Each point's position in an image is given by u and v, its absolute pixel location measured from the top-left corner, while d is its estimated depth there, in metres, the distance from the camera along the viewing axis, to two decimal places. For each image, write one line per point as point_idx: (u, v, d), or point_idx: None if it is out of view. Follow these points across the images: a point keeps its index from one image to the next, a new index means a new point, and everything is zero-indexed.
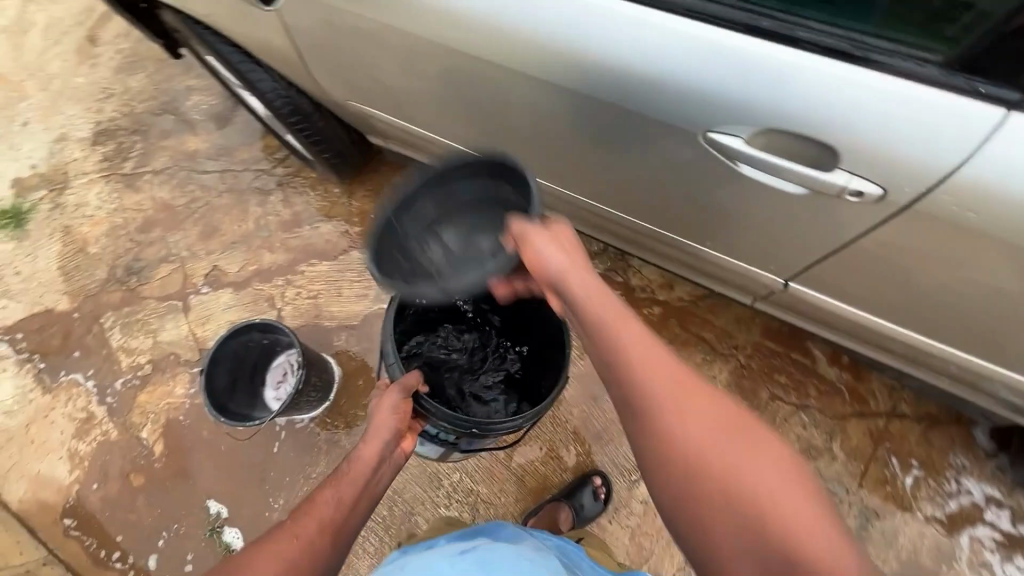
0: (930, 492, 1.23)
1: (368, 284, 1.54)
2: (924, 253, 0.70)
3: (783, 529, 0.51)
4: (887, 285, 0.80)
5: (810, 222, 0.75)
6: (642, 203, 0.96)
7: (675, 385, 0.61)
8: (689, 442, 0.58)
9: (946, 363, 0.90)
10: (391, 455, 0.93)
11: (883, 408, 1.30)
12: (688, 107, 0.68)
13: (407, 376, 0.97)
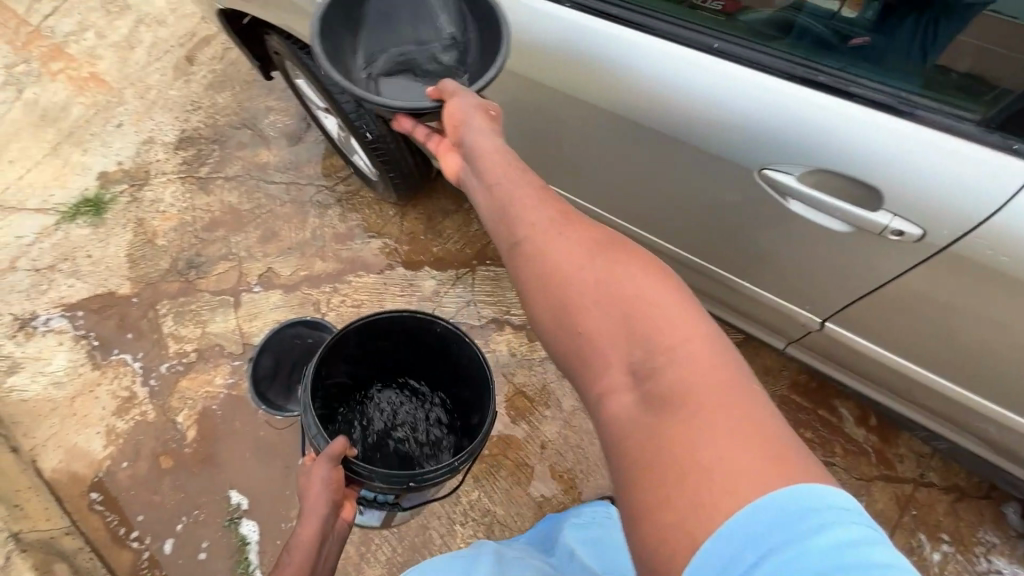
0: (958, 567, 1.20)
1: (409, 299, 1.61)
2: (960, 298, 0.74)
3: (634, 315, 0.56)
4: (922, 332, 0.83)
5: (852, 262, 0.80)
6: (684, 236, 1.01)
7: (551, 221, 0.67)
8: (560, 260, 0.63)
9: (980, 418, 0.92)
10: (334, 526, 0.92)
11: (910, 474, 1.29)
12: (744, 142, 0.75)
13: (333, 445, 0.93)
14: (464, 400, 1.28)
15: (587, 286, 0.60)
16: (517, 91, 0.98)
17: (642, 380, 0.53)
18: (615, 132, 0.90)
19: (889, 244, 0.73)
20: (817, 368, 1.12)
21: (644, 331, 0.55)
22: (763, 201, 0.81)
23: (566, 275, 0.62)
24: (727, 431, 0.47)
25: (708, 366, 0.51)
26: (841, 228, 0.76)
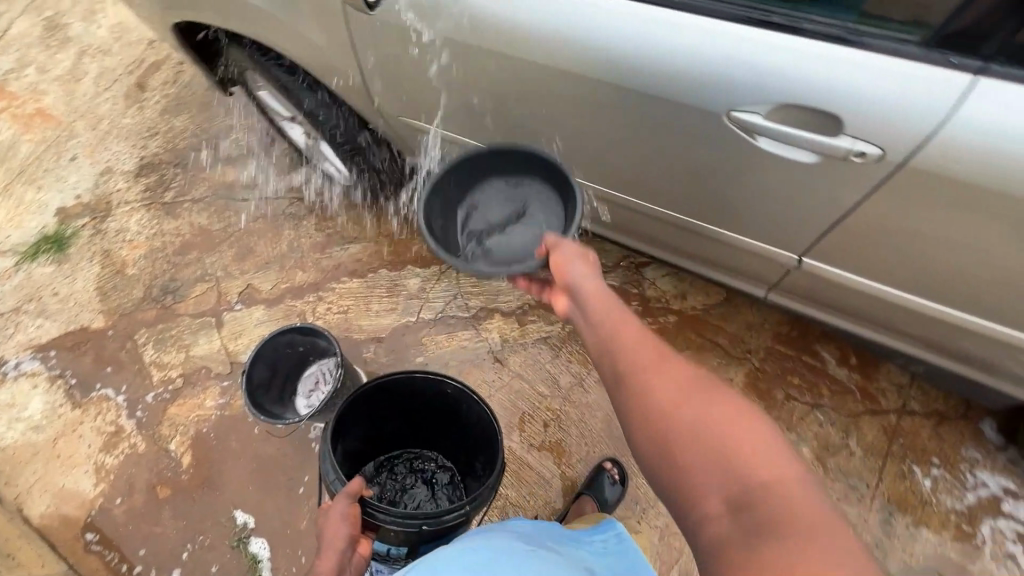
0: (947, 486, 1.27)
1: (396, 299, 1.61)
2: (923, 212, 0.80)
3: (740, 452, 0.55)
4: (893, 253, 0.89)
5: (821, 195, 0.86)
6: (662, 195, 1.05)
7: (650, 350, 0.67)
8: (660, 386, 0.62)
9: (952, 330, 0.99)
10: (349, 563, 0.91)
11: (893, 405, 1.36)
12: (712, 89, 0.80)
13: (352, 482, 0.97)
14: (469, 456, 1.29)
15: (686, 414, 0.59)
16: (486, 73, 0.99)
17: (745, 514, 0.51)
18: (588, 98, 0.93)
19: (854, 170, 0.79)
20: (799, 311, 1.17)
21: (749, 471, 0.53)
22: (733, 145, 0.86)
23: (667, 399, 0.61)
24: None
25: (814, 508, 0.50)
26: (809, 160, 0.81)
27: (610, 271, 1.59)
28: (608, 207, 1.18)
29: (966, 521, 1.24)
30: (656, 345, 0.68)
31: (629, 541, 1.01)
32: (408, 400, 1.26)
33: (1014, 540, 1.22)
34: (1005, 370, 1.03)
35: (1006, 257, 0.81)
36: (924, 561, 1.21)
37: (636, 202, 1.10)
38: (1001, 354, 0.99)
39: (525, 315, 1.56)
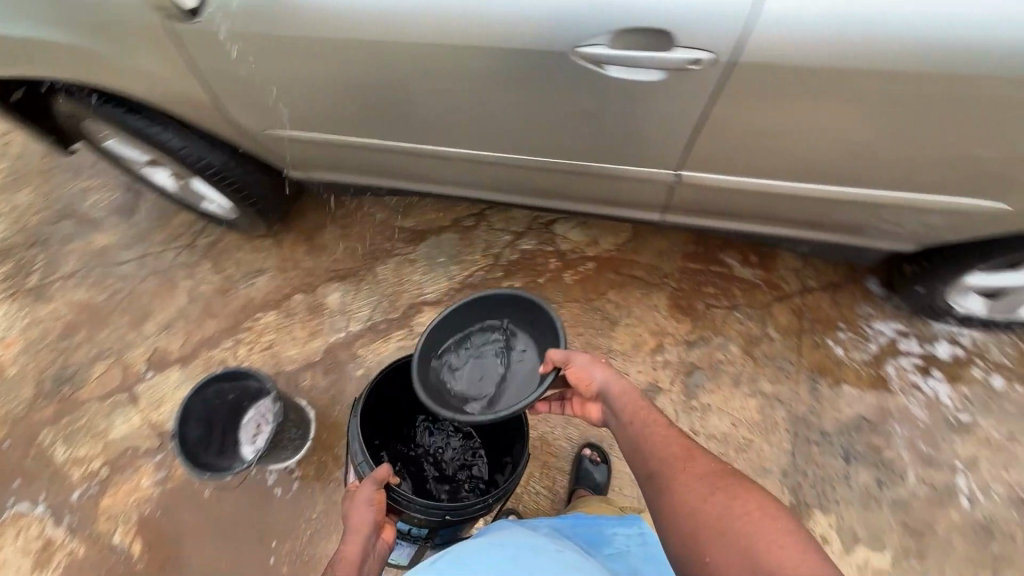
0: (853, 343, 1.44)
1: (319, 320, 1.56)
2: (763, 104, 0.89)
3: (763, 545, 0.65)
4: (752, 149, 0.99)
5: (680, 109, 0.93)
6: (548, 147, 1.08)
7: (676, 455, 0.79)
8: (689, 486, 0.75)
9: (823, 204, 1.11)
10: (374, 548, 0.94)
11: (795, 287, 1.51)
12: (554, 30, 0.84)
13: (379, 470, 1.00)
14: (499, 431, 1.26)
15: (712, 513, 0.70)
16: (339, 65, 0.98)
17: None
18: (447, 68, 0.94)
19: (698, 79, 0.86)
20: (698, 225, 1.27)
21: (772, 563, 0.63)
22: (589, 82, 0.91)
23: (697, 499, 0.72)
24: None
25: None
26: (659, 79, 0.87)
27: (523, 236, 1.62)
28: (504, 172, 1.21)
29: (874, 369, 1.41)
30: (682, 449, 0.81)
31: (652, 540, 1.09)
32: None
33: (914, 371, 1.40)
34: (868, 227, 1.17)
35: (841, 128, 0.92)
36: (851, 412, 1.37)
37: (527, 158, 1.13)
38: (865, 214, 1.13)
39: (453, 299, 1.56)
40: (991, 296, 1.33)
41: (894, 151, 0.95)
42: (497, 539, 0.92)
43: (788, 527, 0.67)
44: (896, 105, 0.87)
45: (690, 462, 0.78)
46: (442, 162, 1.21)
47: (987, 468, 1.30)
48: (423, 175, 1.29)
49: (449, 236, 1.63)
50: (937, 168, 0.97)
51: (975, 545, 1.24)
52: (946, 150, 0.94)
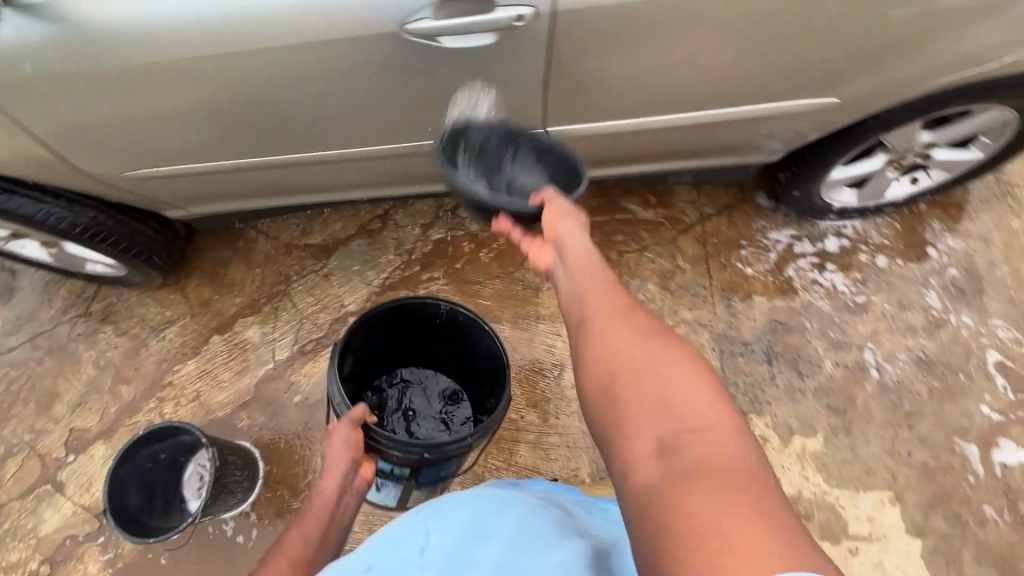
0: (755, 256, 1.54)
1: (243, 357, 1.50)
2: (597, 50, 0.94)
3: (681, 398, 0.60)
4: (604, 93, 1.04)
5: (529, 66, 0.96)
6: (429, 127, 1.11)
7: (609, 308, 0.73)
8: (620, 336, 0.69)
9: (692, 131, 1.18)
10: (351, 484, 1.10)
11: (695, 217, 1.60)
12: (378, 9, 0.86)
13: (354, 410, 1.07)
14: (477, 380, 1.34)
15: (636, 363, 0.65)
16: (182, 88, 0.96)
17: (671, 452, 0.56)
18: (291, 66, 0.94)
19: (532, 33, 0.90)
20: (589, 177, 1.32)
21: (684, 415, 0.58)
22: (429, 57, 0.93)
23: (625, 350, 0.67)
24: (736, 510, 0.48)
25: (738, 457, 0.54)
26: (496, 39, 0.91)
27: (432, 226, 1.62)
28: (397, 162, 1.22)
29: (777, 275, 1.52)
30: (618, 303, 0.74)
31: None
32: (405, 322, 1.28)
33: (811, 269, 1.52)
34: (734, 144, 1.25)
35: (683, 56, 0.98)
36: (765, 319, 1.47)
37: (417, 144, 1.15)
38: (731, 134, 1.21)
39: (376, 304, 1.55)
40: (859, 185, 1.44)
41: (734, 71, 1.03)
42: (483, 494, 0.86)
43: (712, 388, 0.61)
44: (720, 25, 0.93)
45: (623, 320, 0.71)
46: (337, 164, 1.21)
47: (888, 339, 1.44)
48: (318, 183, 1.29)
49: (359, 243, 1.61)
50: (775, 76, 1.05)
51: (890, 409, 1.37)
52: (777, 60, 1.01)
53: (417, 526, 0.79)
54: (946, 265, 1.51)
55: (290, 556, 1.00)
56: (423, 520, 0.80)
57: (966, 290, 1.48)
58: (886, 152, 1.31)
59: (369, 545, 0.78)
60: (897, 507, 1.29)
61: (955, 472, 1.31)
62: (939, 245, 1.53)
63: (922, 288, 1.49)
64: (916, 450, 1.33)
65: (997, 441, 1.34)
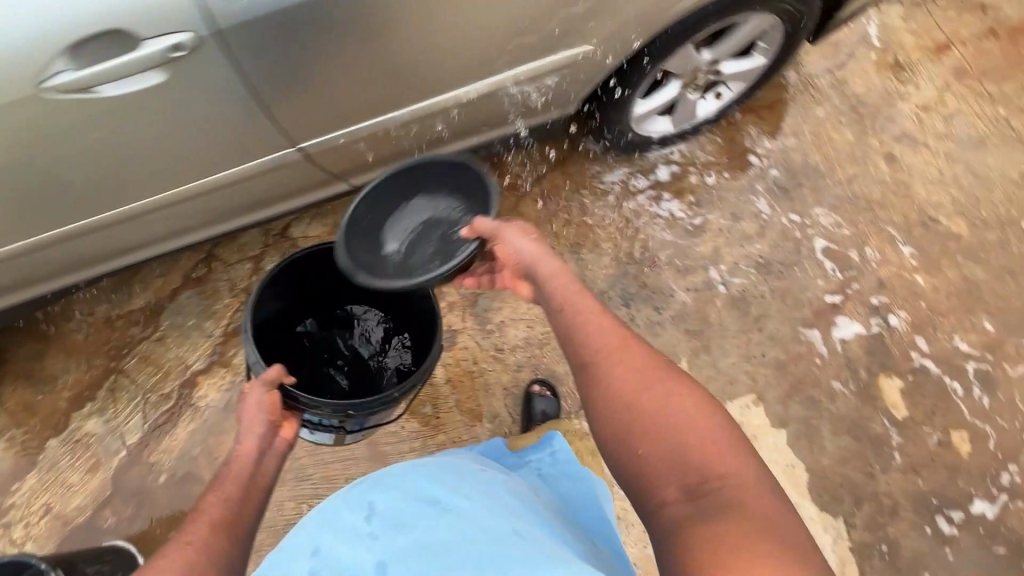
0: (595, 203, 1.54)
1: (89, 452, 1.36)
2: (295, 58, 0.89)
3: (698, 443, 0.69)
4: (348, 96, 1.00)
5: (225, 89, 0.89)
6: (167, 174, 1.03)
7: (612, 346, 0.78)
8: (630, 379, 0.75)
9: (473, 104, 1.14)
10: (272, 444, 0.90)
11: (531, 177, 1.56)
12: (16, 71, 0.79)
13: (268, 371, 0.95)
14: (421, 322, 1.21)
15: (652, 411, 0.72)
16: None
17: (699, 496, 0.66)
18: None
19: (200, 56, 0.84)
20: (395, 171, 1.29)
21: (705, 460, 0.68)
22: (109, 106, 0.86)
23: (638, 397, 0.74)
24: (769, 548, 0.59)
25: (754, 493, 0.65)
26: (164, 72, 0.84)
27: (263, 257, 1.51)
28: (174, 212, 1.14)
29: (619, 217, 1.54)
30: (619, 338, 0.79)
31: (566, 452, 1.01)
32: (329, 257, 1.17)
33: (649, 203, 1.55)
34: (523, 107, 1.23)
35: (400, 34, 0.92)
36: (615, 264, 1.49)
37: (168, 192, 1.07)
38: (513, 100, 1.18)
39: (224, 354, 1.44)
40: (669, 111, 1.45)
41: (465, 36, 0.98)
42: (420, 462, 0.86)
43: (721, 428, 0.71)
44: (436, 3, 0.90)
45: (625, 354, 0.77)
46: (91, 234, 1.12)
47: (728, 253, 1.50)
48: (93, 256, 1.19)
49: (188, 294, 1.47)
50: (524, 34, 1.02)
51: (741, 317, 1.45)
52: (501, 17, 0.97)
53: (360, 502, 0.79)
54: (768, 167, 1.58)
55: (206, 523, 0.74)
56: (365, 493, 0.80)
57: (788, 188, 1.56)
58: (677, 79, 1.33)
59: (311, 524, 0.79)
60: (761, 406, 1.39)
61: (803, 359, 1.42)
62: (758, 150, 1.59)
63: (750, 196, 1.56)
64: (769, 349, 1.43)
65: (835, 320, 1.45)
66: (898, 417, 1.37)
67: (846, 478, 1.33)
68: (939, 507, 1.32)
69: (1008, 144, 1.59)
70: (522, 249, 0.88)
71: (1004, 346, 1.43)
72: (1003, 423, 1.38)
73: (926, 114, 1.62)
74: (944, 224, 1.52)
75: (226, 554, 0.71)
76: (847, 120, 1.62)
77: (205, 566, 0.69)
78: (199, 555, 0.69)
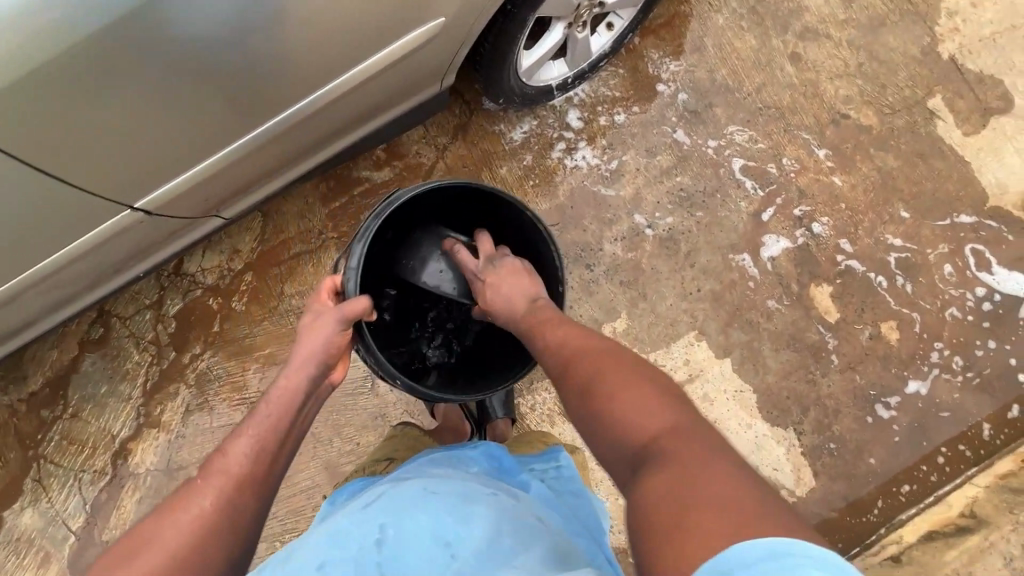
0: (506, 169, 1.44)
1: (35, 546, 1.29)
2: (139, 81, 0.79)
3: (633, 422, 0.61)
4: (227, 111, 0.90)
5: (152, 78, 0.80)
6: (71, 207, 0.91)
7: (560, 361, 0.76)
8: (572, 385, 0.71)
9: (366, 86, 1.03)
10: (314, 392, 0.85)
11: (432, 153, 1.43)
12: None
13: (357, 304, 0.85)
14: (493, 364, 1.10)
15: (594, 410, 0.66)
16: None
17: (641, 473, 0.57)
18: None
19: (118, 35, 0.73)
20: (305, 169, 1.19)
21: (640, 435, 0.59)
22: None
23: (581, 404, 0.69)
24: (714, 506, 0.47)
25: (702, 455, 0.54)
26: (81, 57, 0.73)
27: (164, 300, 1.37)
28: (72, 274, 1.05)
29: (533, 178, 1.45)
30: (567, 348, 0.76)
31: (572, 468, 0.97)
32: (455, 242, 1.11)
33: (562, 157, 1.46)
34: (420, 78, 1.12)
35: (293, 12, 0.81)
36: None
37: (64, 252, 0.97)
38: (403, 74, 1.06)
39: (150, 414, 1.34)
40: (563, 53, 1.33)
41: (348, 8, 0.85)
42: (435, 482, 0.75)
43: (663, 404, 0.62)
44: None
45: (572, 363, 0.74)
46: (18, 298, 1.03)
47: (649, 193, 1.45)
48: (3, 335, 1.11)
49: (91, 359, 1.35)
50: (389, 10, 0.89)
51: (670, 257, 1.43)
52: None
53: (372, 523, 0.68)
54: (676, 91, 1.49)
55: (231, 474, 0.72)
56: (377, 516, 0.69)
57: (699, 110, 1.49)
58: (561, 20, 1.21)
59: (314, 542, 0.69)
60: (703, 341, 1.41)
61: (737, 286, 1.43)
62: (663, 75, 1.49)
63: (664, 127, 1.48)
64: (703, 283, 1.43)
65: (762, 241, 1.45)
66: (831, 321, 1.42)
67: (790, 390, 1.40)
68: (876, 396, 1.41)
69: (907, 20, 1.55)
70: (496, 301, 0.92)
71: (921, 231, 1.47)
72: (926, 305, 1.44)
73: (825, 2, 1.55)
74: (854, 118, 1.50)
75: (242, 514, 0.70)
76: (748, 24, 1.53)
77: (220, 526, 0.68)
78: (210, 518, 0.68)
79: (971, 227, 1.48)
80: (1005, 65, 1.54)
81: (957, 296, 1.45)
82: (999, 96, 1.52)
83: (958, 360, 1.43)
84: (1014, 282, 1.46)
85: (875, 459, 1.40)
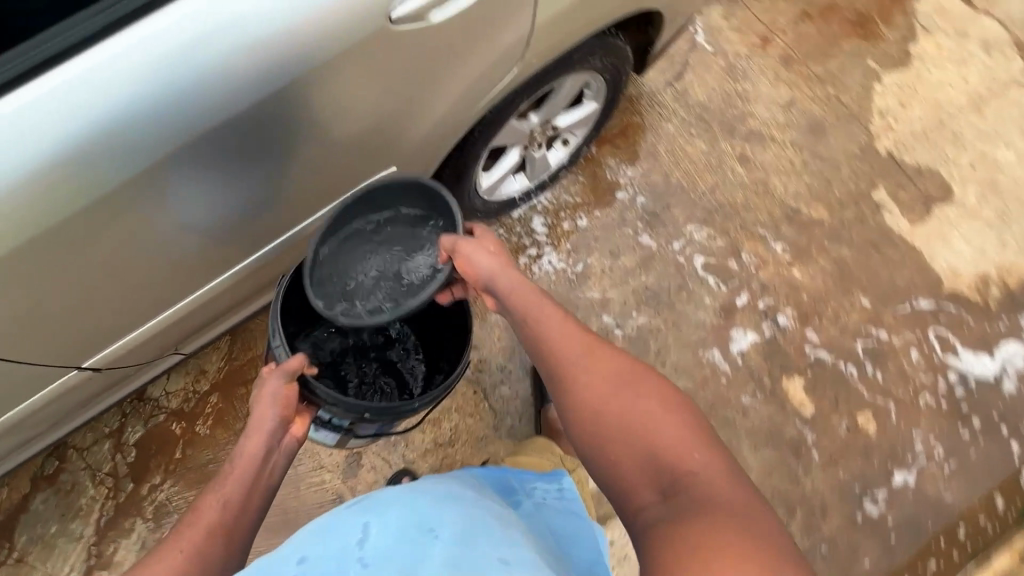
0: None
1: None
2: (185, 201, 0.80)
3: (668, 444, 0.68)
4: (252, 225, 0.93)
5: (195, 198, 0.80)
6: (83, 326, 0.89)
7: (581, 351, 0.77)
8: (594, 381, 0.74)
9: None
10: (281, 442, 0.85)
11: None
12: None
13: (292, 360, 0.88)
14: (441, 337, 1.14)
15: (619, 410, 0.72)
16: None
17: (672, 496, 0.64)
18: None
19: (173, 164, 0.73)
20: None
21: (673, 463, 0.67)
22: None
23: (606, 402, 0.73)
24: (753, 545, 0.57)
25: (727, 493, 0.64)
26: (134, 188, 0.73)
27: (126, 427, 1.33)
28: (47, 411, 1.02)
29: None
30: (585, 338, 0.79)
31: (574, 492, 0.96)
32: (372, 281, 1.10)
33: (529, 261, 1.49)
34: None
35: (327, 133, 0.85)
36: (509, 334, 1.43)
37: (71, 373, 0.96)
38: None
39: (101, 554, 1.26)
40: (521, 169, 1.40)
41: (372, 130, 0.90)
42: (425, 488, 0.77)
43: (691, 428, 0.70)
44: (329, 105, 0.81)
45: (593, 359, 0.76)
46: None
47: (616, 293, 1.48)
48: None
49: (43, 496, 1.28)
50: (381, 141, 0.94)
51: (641, 356, 1.44)
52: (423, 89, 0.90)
53: (355, 523, 0.68)
54: (634, 195, 1.56)
55: (201, 527, 0.72)
56: (363, 514, 0.69)
57: (658, 212, 1.55)
58: (515, 145, 1.28)
59: (305, 534, 0.69)
60: None
61: (710, 383, 1.43)
62: (622, 181, 1.57)
63: (627, 229, 1.53)
64: (676, 381, 1.42)
65: (730, 335, 1.46)
66: (807, 415, 1.41)
67: (774, 490, 1.36)
68: (862, 490, 1.38)
69: (844, 121, 1.66)
70: (478, 263, 0.84)
71: (883, 318, 1.50)
72: (899, 393, 1.44)
73: (767, 108, 1.66)
74: (806, 213, 1.58)
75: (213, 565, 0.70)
76: (697, 131, 1.63)
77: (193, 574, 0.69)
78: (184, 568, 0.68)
79: (930, 312, 1.51)
80: (939, 158, 1.64)
81: (928, 381, 1.46)
82: (939, 187, 1.62)
83: (939, 448, 1.42)
84: (981, 364, 1.48)
85: (870, 560, 1.34)
